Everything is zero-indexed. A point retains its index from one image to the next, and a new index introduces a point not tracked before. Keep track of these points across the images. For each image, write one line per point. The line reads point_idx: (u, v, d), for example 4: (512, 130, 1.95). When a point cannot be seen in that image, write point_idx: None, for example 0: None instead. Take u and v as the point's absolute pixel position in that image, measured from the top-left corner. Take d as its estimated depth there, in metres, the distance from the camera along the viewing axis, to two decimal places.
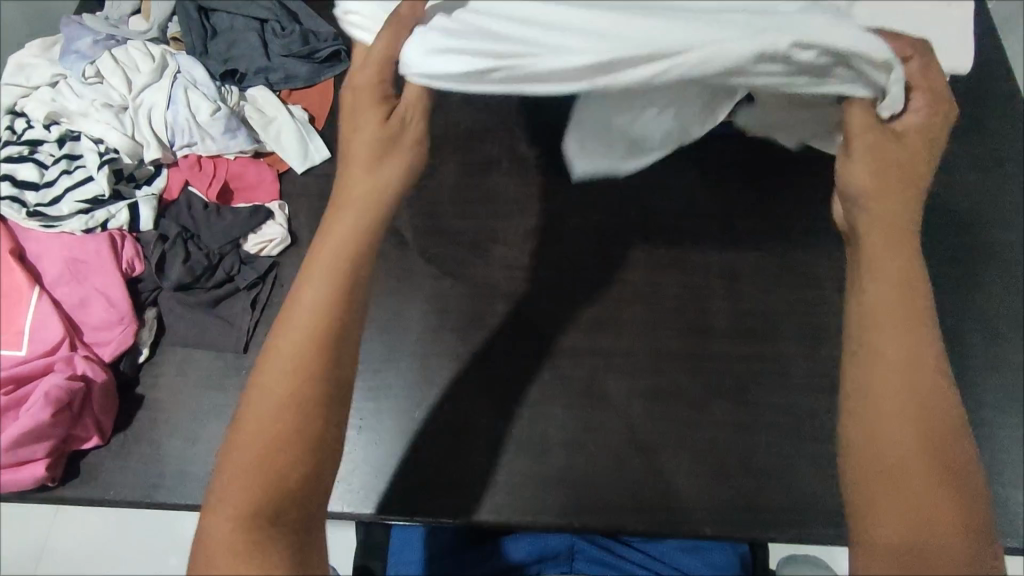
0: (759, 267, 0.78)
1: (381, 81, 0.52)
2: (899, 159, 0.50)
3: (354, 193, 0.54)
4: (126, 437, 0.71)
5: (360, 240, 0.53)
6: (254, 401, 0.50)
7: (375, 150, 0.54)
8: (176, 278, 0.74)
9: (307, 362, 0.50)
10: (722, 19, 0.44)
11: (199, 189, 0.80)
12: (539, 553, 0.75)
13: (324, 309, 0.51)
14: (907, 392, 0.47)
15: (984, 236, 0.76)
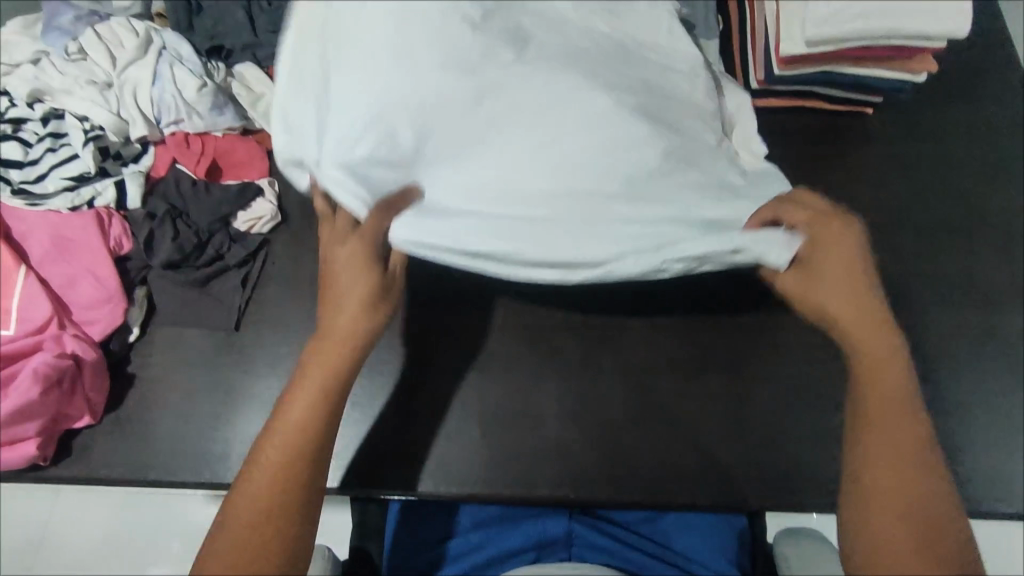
0: None
1: (364, 248, 0.56)
2: (843, 290, 0.57)
3: (340, 336, 0.57)
4: (118, 416, 0.71)
5: (337, 375, 0.57)
6: (229, 523, 0.54)
7: (356, 303, 0.57)
8: (164, 257, 0.73)
9: (285, 481, 0.55)
10: (651, 219, 0.57)
11: (187, 167, 0.79)
12: (535, 539, 0.73)
13: (303, 434, 0.56)
14: (888, 443, 0.56)
15: (980, 205, 0.77)
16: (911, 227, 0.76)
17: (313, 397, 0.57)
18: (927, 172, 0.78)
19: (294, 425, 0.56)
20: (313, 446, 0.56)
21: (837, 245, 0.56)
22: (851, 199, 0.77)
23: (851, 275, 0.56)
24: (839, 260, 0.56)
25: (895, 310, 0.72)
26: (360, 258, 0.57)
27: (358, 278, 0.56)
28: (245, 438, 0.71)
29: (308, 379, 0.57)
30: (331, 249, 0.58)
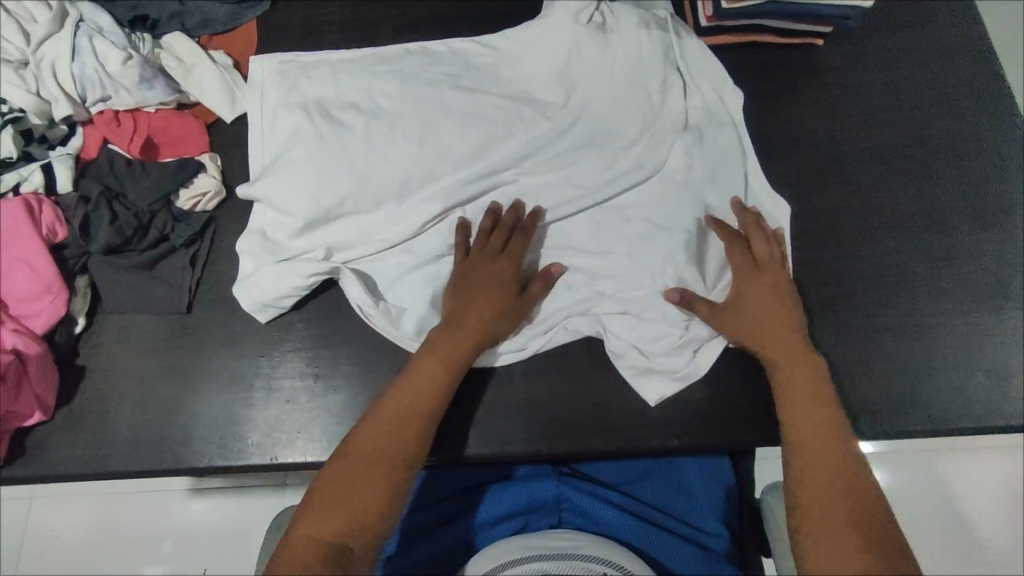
0: (726, 172, 0.72)
1: (510, 254, 0.67)
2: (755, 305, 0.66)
3: (477, 310, 0.65)
4: (72, 409, 0.69)
5: (473, 342, 0.64)
6: (362, 435, 0.59)
7: (499, 290, 0.65)
8: (104, 242, 0.69)
9: (411, 419, 0.60)
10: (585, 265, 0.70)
11: (120, 146, 0.75)
12: (522, 505, 0.70)
13: (438, 382, 0.62)
14: (811, 455, 0.58)
15: (932, 129, 0.77)
16: (864, 158, 0.76)
17: (441, 369, 0.63)
18: (879, 101, 0.78)
19: (428, 381, 0.62)
20: (432, 410, 0.61)
21: (752, 284, 0.67)
22: (805, 133, 0.77)
23: (770, 307, 0.66)
24: (757, 300, 0.66)
25: (849, 240, 0.73)
26: (512, 270, 0.66)
27: (503, 285, 0.66)
28: (206, 421, 0.69)
29: (436, 351, 0.63)
30: (478, 254, 0.67)
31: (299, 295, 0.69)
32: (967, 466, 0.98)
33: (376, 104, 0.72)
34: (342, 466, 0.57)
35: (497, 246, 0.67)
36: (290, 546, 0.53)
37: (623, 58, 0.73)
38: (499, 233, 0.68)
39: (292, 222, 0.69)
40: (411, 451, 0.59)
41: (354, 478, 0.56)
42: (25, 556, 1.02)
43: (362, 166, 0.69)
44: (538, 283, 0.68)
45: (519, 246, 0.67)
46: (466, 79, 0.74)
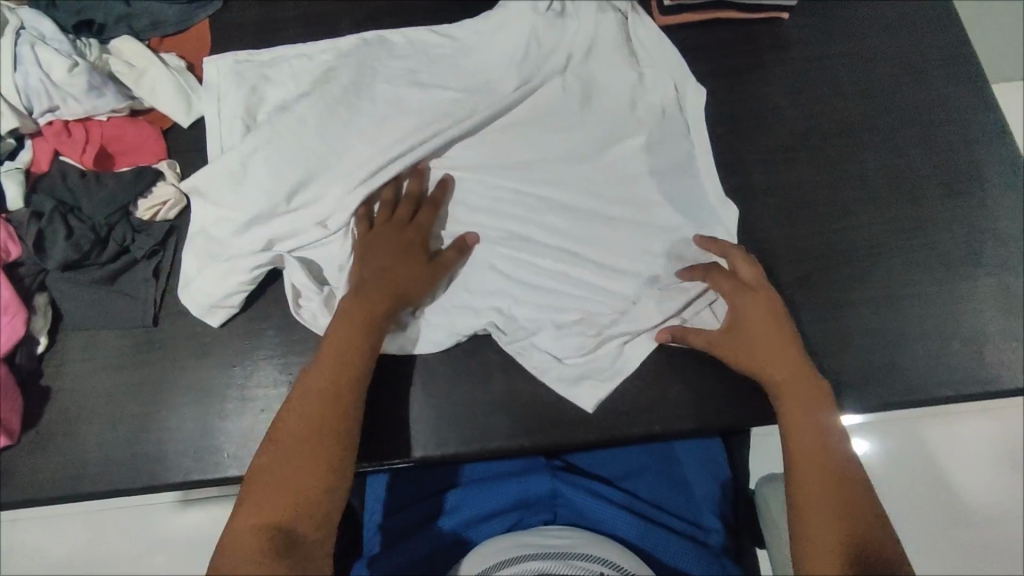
0: (689, 154, 0.73)
1: (416, 221, 0.68)
2: (754, 325, 0.64)
3: (391, 275, 0.64)
4: (38, 431, 0.67)
5: (389, 306, 0.63)
6: (288, 416, 0.57)
7: (410, 255, 0.66)
8: (61, 258, 0.67)
9: (335, 391, 0.58)
10: (550, 249, 0.71)
11: (72, 158, 0.72)
12: (516, 500, 0.69)
13: (355, 345, 0.61)
14: (812, 476, 0.56)
15: (898, 100, 0.76)
16: (832, 131, 0.75)
17: (359, 334, 0.61)
18: (847, 73, 0.77)
19: (345, 346, 0.60)
20: (358, 378, 0.60)
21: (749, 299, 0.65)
22: (773, 110, 0.76)
23: (764, 321, 0.64)
24: (751, 315, 0.64)
25: (821, 216, 0.73)
26: (421, 236, 0.67)
27: (413, 250, 0.66)
28: (179, 436, 0.67)
29: (352, 319, 0.62)
30: (385, 224, 0.67)
31: (247, 291, 0.69)
32: (950, 433, 0.99)
33: (337, 99, 0.73)
34: (275, 449, 0.56)
35: (405, 214, 0.68)
36: (232, 543, 0.52)
37: (580, 44, 0.74)
38: (406, 205, 0.69)
39: (237, 218, 0.70)
40: (341, 420, 0.57)
41: (288, 460, 0.55)
42: None
43: (325, 164, 0.71)
44: (452, 249, 0.68)
45: (427, 216, 0.69)
46: (425, 74, 0.75)
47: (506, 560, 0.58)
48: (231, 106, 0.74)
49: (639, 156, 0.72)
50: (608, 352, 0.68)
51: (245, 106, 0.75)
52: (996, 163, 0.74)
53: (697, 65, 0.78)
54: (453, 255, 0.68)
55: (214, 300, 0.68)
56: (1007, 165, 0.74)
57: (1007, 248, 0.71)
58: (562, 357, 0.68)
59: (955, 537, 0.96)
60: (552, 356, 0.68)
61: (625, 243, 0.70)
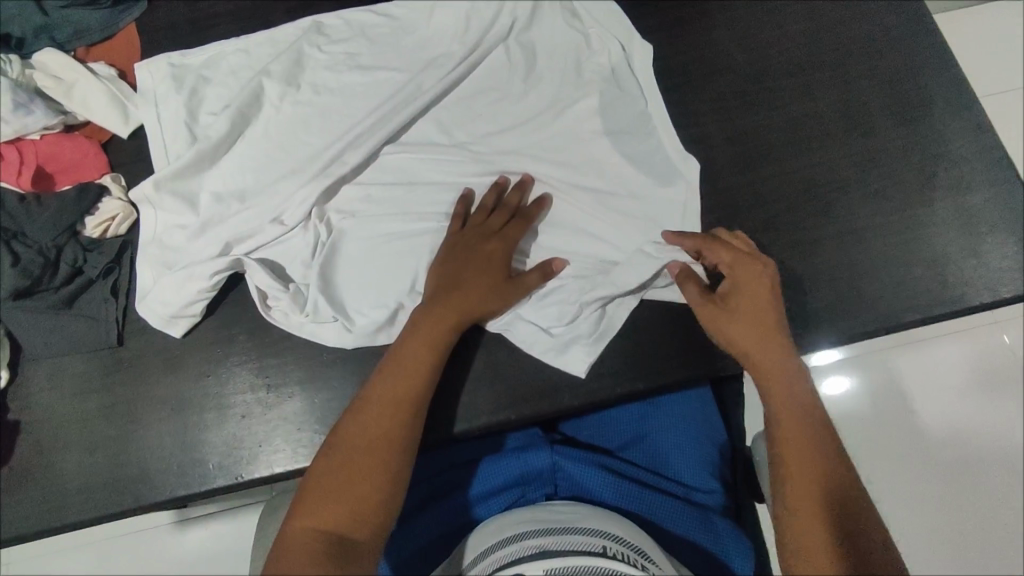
0: (644, 111, 0.73)
1: (499, 234, 0.66)
2: (751, 297, 0.63)
3: (465, 291, 0.63)
4: (13, 467, 0.65)
5: (458, 326, 0.62)
6: (353, 422, 0.58)
7: (490, 276, 0.64)
8: (10, 285, 0.65)
9: (400, 405, 0.58)
10: None
11: (9, 182, 0.69)
12: (517, 477, 0.69)
13: (422, 362, 0.60)
14: (792, 433, 0.58)
15: (842, 35, 0.77)
16: (782, 71, 0.76)
17: (429, 346, 0.61)
18: (790, 14, 0.78)
19: (411, 360, 0.60)
20: (420, 394, 0.59)
21: (744, 275, 0.63)
22: (722, 58, 0.76)
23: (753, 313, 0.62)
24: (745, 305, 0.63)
25: (778, 157, 0.73)
26: (502, 254, 0.65)
27: (495, 266, 0.64)
28: (162, 453, 0.66)
29: (420, 333, 0.61)
30: (476, 238, 0.65)
31: (208, 298, 0.67)
32: (926, 360, 1.02)
33: (281, 92, 0.72)
34: (334, 456, 0.56)
35: (494, 226, 0.66)
36: (289, 546, 0.52)
37: (520, 11, 0.74)
38: (499, 213, 0.67)
39: (192, 225, 0.69)
40: (405, 439, 0.57)
41: (348, 468, 0.55)
42: None
43: (277, 159, 0.70)
44: (534, 274, 0.65)
45: (517, 230, 0.66)
46: (365, 55, 0.73)
47: (507, 538, 0.58)
48: (170, 108, 0.72)
49: (596, 118, 0.72)
50: (583, 316, 0.68)
51: (183, 106, 0.72)
52: (943, 87, 0.75)
53: (643, 19, 0.77)
54: (534, 279, 0.65)
55: (175, 311, 0.66)
56: (953, 88, 0.75)
57: (960, 169, 0.73)
58: (539, 327, 0.68)
59: (939, 458, 0.99)
60: (529, 327, 0.68)
61: (591, 203, 0.70)
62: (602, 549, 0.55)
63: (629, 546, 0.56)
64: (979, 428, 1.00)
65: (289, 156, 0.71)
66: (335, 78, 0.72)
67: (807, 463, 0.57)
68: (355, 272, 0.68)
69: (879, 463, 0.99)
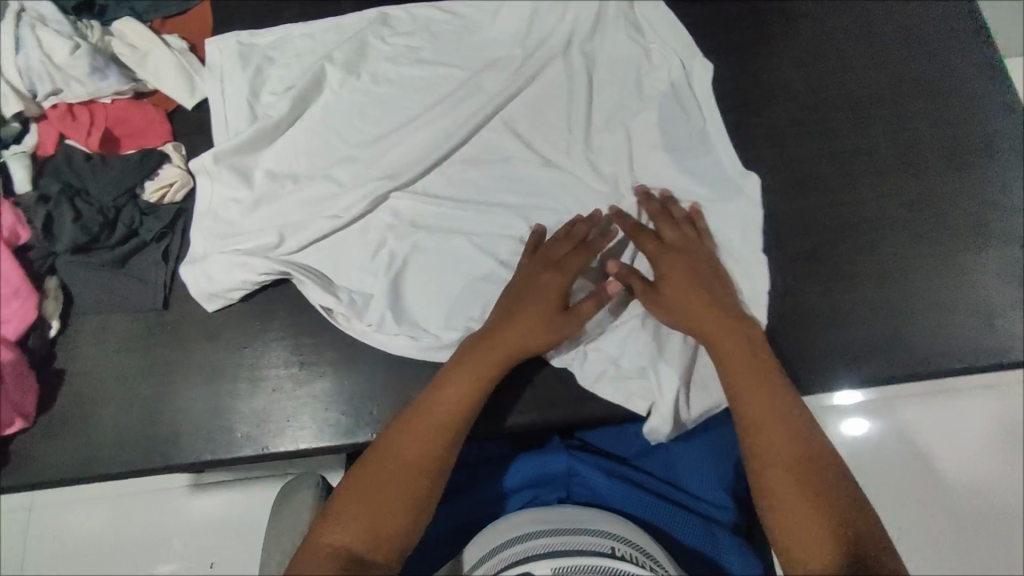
0: (698, 127, 0.72)
1: (561, 267, 0.65)
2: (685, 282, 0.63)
3: (518, 322, 0.62)
4: (55, 414, 0.68)
5: (509, 357, 0.62)
6: (390, 443, 0.58)
7: (545, 307, 0.63)
8: (70, 240, 0.67)
9: (439, 433, 0.58)
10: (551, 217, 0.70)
11: (78, 141, 0.72)
12: (532, 479, 0.69)
13: (468, 393, 0.60)
14: (761, 425, 0.56)
15: (906, 72, 0.76)
16: (840, 103, 0.75)
17: (485, 367, 0.61)
18: (854, 46, 0.77)
19: (456, 390, 0.60)
20: (461, 423, 0.59)
21: (673, 264, 0.64)
22: (780, 84, 0.76)
23: (688, 280, 0.63)
24: (680, 272, 0.64)
25: (829, 189, 0.72)
26: (561, 287, 0.64)
27: (554, 296, 0.63)
28: (193, 417, 0.68)
29: (468, 361, 0.61)
30: (535, 268, 0.65)
31: (248, 290, 0.69)
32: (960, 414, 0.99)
33: (342, 80, 0.74)
34: (365, 476, 0.56)
35: (553, 256, 0.65)
36: (309, 559, 0.52)
37: (584, 22, 0.75)
38: (563, 241, 0.66)
39: (246, 200, 0.71)
40: (438, 468, 0.57)
41: (380, 480, 0.56)
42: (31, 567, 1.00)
43: (332, 144, 0.72)
44: (589, 304, 0.64)
45: (576, 259, 0.65)
46: (427, 51, 0.75)
47: (515, 537, 0.58)
48: (234, 85, 0.75)
49: (648, 132, 0.72)
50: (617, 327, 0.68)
51: (246, 84, 0.75)
52: (1006, 133, 0.73)
53: (704, 39, 0.77)
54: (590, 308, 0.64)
55: (216, 293, 0.68)
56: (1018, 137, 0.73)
57: (1017, 220, 0.71)
58: (609, 359, 0.67)
59: (960, 512, 0.96)
60: (597, 356, 0.67)
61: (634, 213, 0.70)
62: (610, 550, 0.55)
63: (637, 548, 0.57)
64: (1007, 487, 0.97)
65: (344, 142, 0.72)
66: (395, 71, 0.74)
67: (785, 456, 0.54)
68: (427, 288, 0.68)
69: (898, 512, 0.96)
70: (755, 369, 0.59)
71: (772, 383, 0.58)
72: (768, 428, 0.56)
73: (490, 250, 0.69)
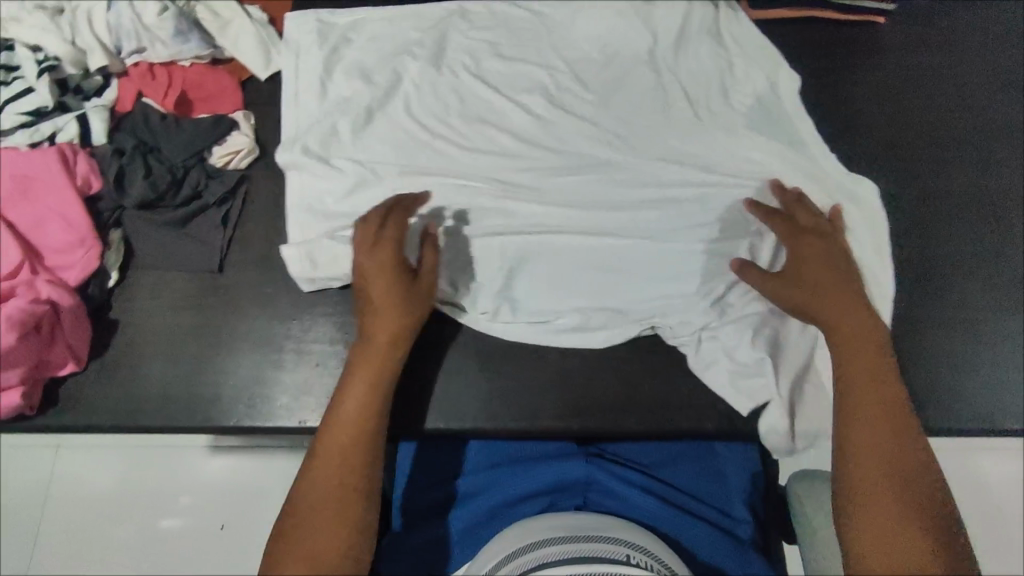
0: (773, 147, 0.71)
1: (395, 242, 0.62)
2: (818, 268, 0.63)
3: (388, 304, 0.61)
4: (104, 362, 0.69)
5: (394, 343, 0.61)
6: (309, 477, 0.57)
7: (404, 279, 0.62)
8: (138, 196, 0.68)
9: (351, 448, 0.57)
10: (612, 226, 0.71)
11: (155, 100, 0.74)
12: (551, 483, 0.68)
13: (371, 400, 0.59)
14: (872, 423, 0.57)
15: (988, 118, 0.74)
16: (920, 140, 0.73)
17: (379, 365, 0.61)
18: (936, 87, 0.76)
19: (355, 403, 0.59)
20: (372, 429, 0.59)
21: (808, 249, 0.64)
22: (859, 112, 0.74)
23: (823, 264, 0.63)
24: (815, 253, 0.64)
25: (902, 228, 0.70)
26: (399, 260, 0.62)
27: (399, 268, 0.62)
28: (237, 381, 0.69)
29: (363, 373, 0.60)
30: (368, 253, 0.62)
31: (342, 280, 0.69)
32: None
33: (422, 68, 0.75)
34: (296, 518, 0.55)
35: (372, 237, 0.63)
36: None
37: (668, 32, 0.75)
38: (370, 222, 0.63)
39: (315, 168, 0.71)
40: (361, 482, 0.57)
41: (312, 520, 0.54)
42: (50, 507, 1.02)
43: (405, 128, 0.73)
44: (427, 257, 0.63)
45: (395, 233, 0.63)
46: (506, 46, 0.76)
47: (531, 545, 0.58)
48: (311, 60, 0.76)
49: (715, 149, 0.72)
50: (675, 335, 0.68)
51: (321, 62, 0.75)
52: None
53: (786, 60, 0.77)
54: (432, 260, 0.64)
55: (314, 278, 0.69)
56: None
57: None
58: (724, 351, 0.67)
59: None
60: (713, 346, 0.67)
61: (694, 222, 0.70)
62: (625, 558, 0.55)
63: (650, 554, 0.56)
64: None
65: (421, 126, 0.73)
66: (481, 62, 0.76)
67: (892, 459, 0.55)
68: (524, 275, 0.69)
69: None
70: (877, 366, 0.60)
71: (886, 387, 0.59)
72: (872, 430, 0.57)
73: (548, 252, 0.70)
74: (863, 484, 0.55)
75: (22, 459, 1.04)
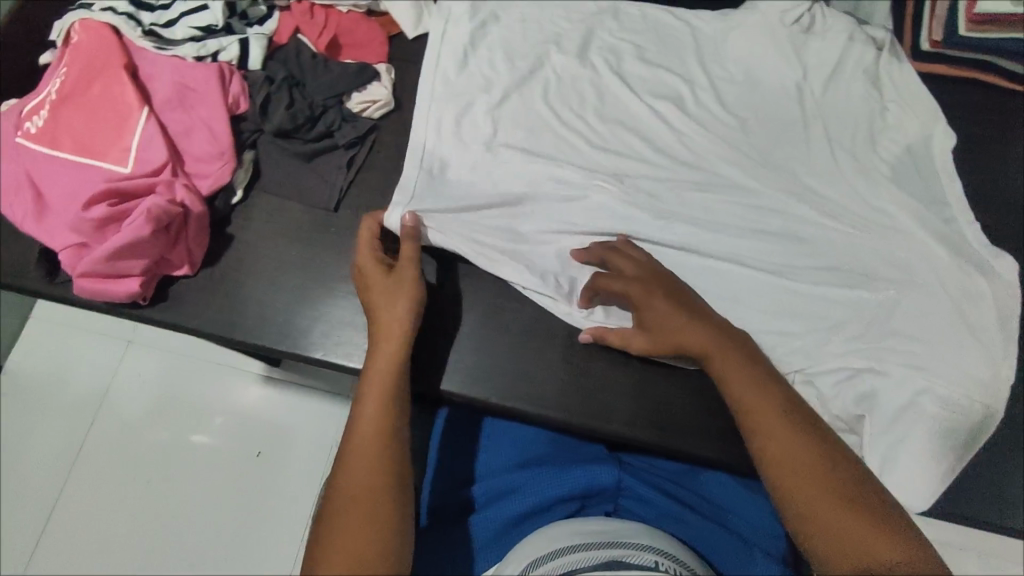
0: (903, 202, 0.70)
1: (370, 247, 0.66)
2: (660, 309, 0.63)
3: (374, 297, 0.63)
4: (214, 272, 0.73)
5: (400, 324, 0.61)
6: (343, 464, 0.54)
7: (379, 276, 0.64)
8: (277, 123, 0.72)
9: (380, 427, 0.56)
10: (722, 248, 0.70)
11: (308, 39, 0.77)
12: (581, 488, 0.67)
13: (390, 379, 0.59)
14: (780, 447, 0.55)
15: None
16: None
17: (393, 347, 0.60)
18: None
19: (378, 384, 0.58)
20: (398, 407, 0.58)
21: (637, 285, 0.64)
22: (1000, 188, 0.73)
23: (670, 294, 0.64)
24: (656, 298, 0.63)
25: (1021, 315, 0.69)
26: (376, 257, 0.65)
27: (375, 266, 0.65)
28: (329, 318, 0.71)
29: (377, 358, 0.60)
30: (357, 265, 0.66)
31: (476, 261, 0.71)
32: None
33: (567, 59, 0.77)
34: (336, 504, 0.52)
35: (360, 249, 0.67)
36: None
37: (815, 72, 0.76)
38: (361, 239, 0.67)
39: (450, 129, 0.74)
40: (394, 458, 0.55)
41: (351, 502, 0.52)
42: (110, 398, 1.08)
43: (538, 111, 0.75)
44: (405, 244, 0.65)
45: (370, 237, 0.67)
46: (651, 52, 0.78)
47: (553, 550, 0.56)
48: (460, 29, 0.78)
49: (839, 193, 0.71)
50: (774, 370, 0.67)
51: (471, 33, 0.78)
52: None
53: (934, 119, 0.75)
54: (411, 245, 0.65)
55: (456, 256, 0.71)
56: None
57: None
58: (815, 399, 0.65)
59: None
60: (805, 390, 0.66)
61: (804, 259, 0.70)
62: (653, 564, 0.52)
63: (680, 564, 0.54)
64: None
65: (556, 113, 0.75)
66: (621, 62, 0.78)
67: (810, 471, 0.53)
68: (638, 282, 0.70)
69: None
70: (759, 383, 0.59)
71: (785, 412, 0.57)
72: (782, 435, 0.56)
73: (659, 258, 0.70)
74: (800, 505, 0.53)
75: (93, 348, 1.10)
